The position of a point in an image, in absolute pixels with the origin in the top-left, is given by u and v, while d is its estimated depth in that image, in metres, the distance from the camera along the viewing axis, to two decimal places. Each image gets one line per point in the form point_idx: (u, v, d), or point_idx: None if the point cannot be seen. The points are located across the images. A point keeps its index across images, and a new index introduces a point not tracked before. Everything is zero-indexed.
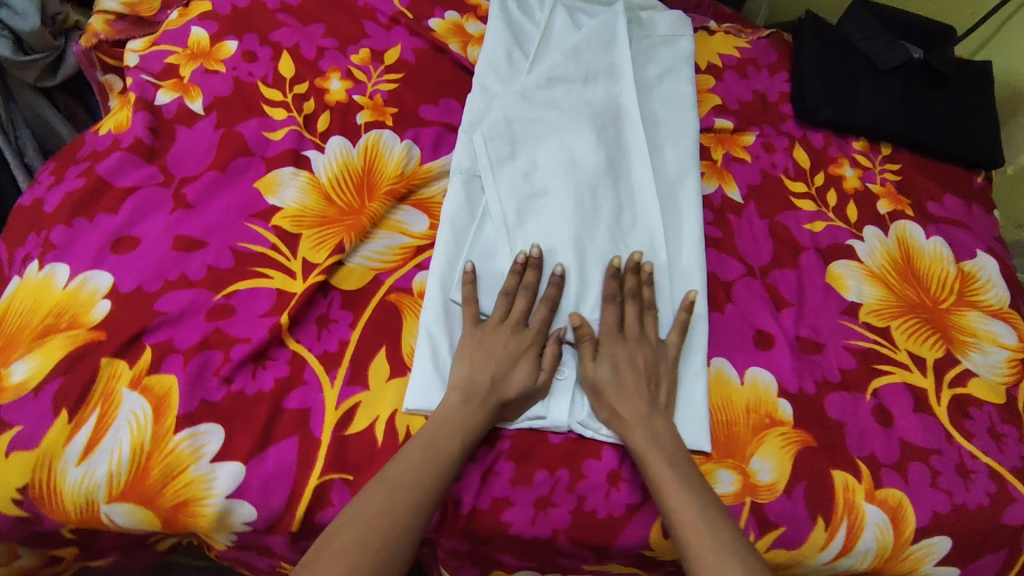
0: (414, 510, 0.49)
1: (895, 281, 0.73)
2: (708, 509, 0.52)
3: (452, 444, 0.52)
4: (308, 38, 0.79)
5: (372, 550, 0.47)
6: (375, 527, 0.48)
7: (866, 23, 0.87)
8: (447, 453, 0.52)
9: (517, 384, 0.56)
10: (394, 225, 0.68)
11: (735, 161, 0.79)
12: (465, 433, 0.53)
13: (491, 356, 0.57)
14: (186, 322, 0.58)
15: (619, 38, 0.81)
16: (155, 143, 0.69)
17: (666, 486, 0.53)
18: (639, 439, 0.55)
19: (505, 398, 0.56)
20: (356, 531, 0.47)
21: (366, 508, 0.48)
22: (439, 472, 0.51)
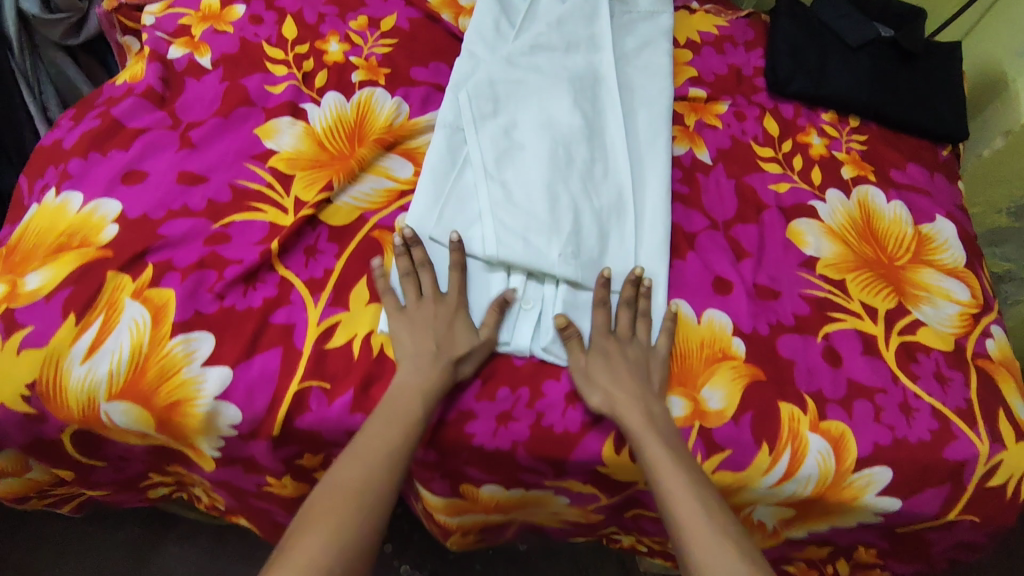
0: (385, 474, 0.52)
1: (854, 239, 0.77)
2: (703, 492, 0.54)
3: (410, 407, 0.56)
4: (311, 5, 0.85)
5: (344, 512, 0.49)
6: (346, 500, 0.50)
7: (836, 5, 0.92)
8: (410, 415, 0.55)
9: (461, 342, 0.60)
10: (381, 171, 0.73)
11: (706, 127, 0.84)
12: (421, 396, 0.57)
13: (428, 324, 0.60)
14: (186, 246, 0.64)
15: (601, 12, 0.86)
16: (166, 92, 0.75)
17: (664, 469, 0.55)
18: (637, 420, 0.58)
19: (455, 356, 0.59)
20: (339, 495, 0.50)
21: (341, 480, 0.51)
22: (405, 435, 0.55)
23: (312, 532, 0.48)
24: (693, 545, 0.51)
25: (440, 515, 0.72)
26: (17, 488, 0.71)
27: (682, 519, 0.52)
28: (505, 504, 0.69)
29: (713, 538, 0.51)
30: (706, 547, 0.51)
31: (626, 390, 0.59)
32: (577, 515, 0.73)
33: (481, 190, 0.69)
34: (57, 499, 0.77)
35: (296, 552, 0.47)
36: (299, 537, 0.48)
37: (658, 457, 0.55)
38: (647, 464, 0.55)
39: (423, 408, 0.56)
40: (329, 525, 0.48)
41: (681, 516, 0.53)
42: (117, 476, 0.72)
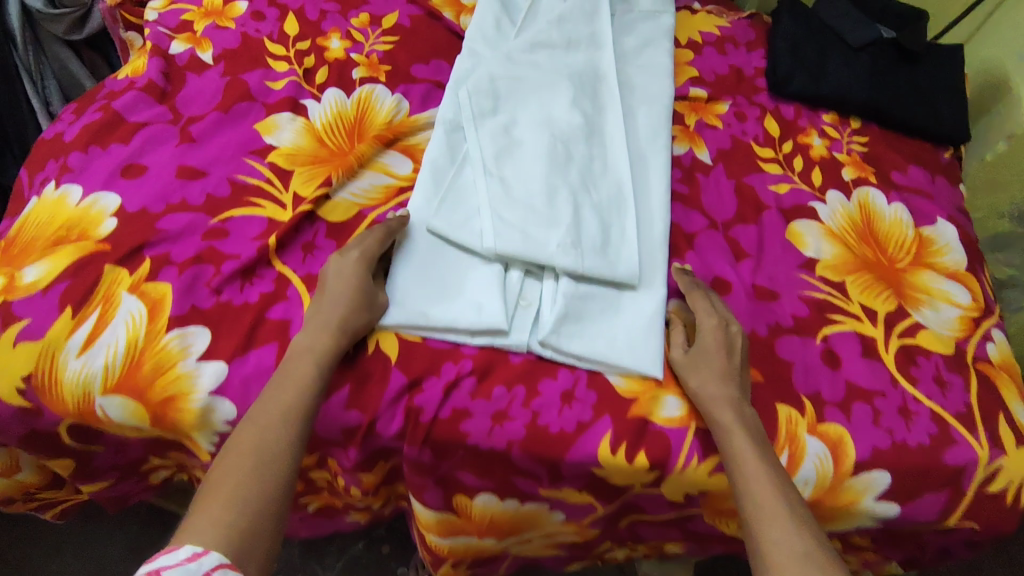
0: (279, 432, 0.52)
1: (854, 240, 0.76)
2: (787, 489, 0.54)
3: (304, 368, 0.56)
4: (313, 2, 0.85)
5: (239, 473, 0.49)
6: (243, 463, 0.50)
7: (838, 4, 0.91)
8: (304, 375, 0.55)
9: (359, 302, 0.60)
10: (380, 167, 0.73)
11: (707, 127, 0.83)
12: (316, 358, 0.56)
13: (336, 284, 0.60)
14: (184, 240, 0.64)
15: (601, 10, 0.86)
16: (167, 86, 0.75)
17: (750, 463, 0.55)
18: (727, 416, 0.58)
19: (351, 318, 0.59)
20: (232, 458, 0.50)
21: (238, 443, 0.51)
22: (297, 394, 0.54)
23: (213, 494, 0.48)
24: (771, 529, 0.51)
25: (432, 536, 0.71)
26: (9, 488, 0.71)
27: (761, 508, 0.53)
28: (499, 522, 0.69)
29: (793, 523, 0.51)
30: (785, 532, 0.51)
31: (719, 389, 0.59)
32: (571, 532, 0.73)
33: (479, 185, 0.69)
34: (41, 504, 0.77)
35: (200, 515, 0.47)
36: (202, 502, 0.48)
37: (744, 453, 0.56)
38: (732, 457, 0.56)
39: (316, 368, 0.56)
40: (229, 486, 0.49)
41: (765, 504, 0.53)
42: (118, 459, 0.69)
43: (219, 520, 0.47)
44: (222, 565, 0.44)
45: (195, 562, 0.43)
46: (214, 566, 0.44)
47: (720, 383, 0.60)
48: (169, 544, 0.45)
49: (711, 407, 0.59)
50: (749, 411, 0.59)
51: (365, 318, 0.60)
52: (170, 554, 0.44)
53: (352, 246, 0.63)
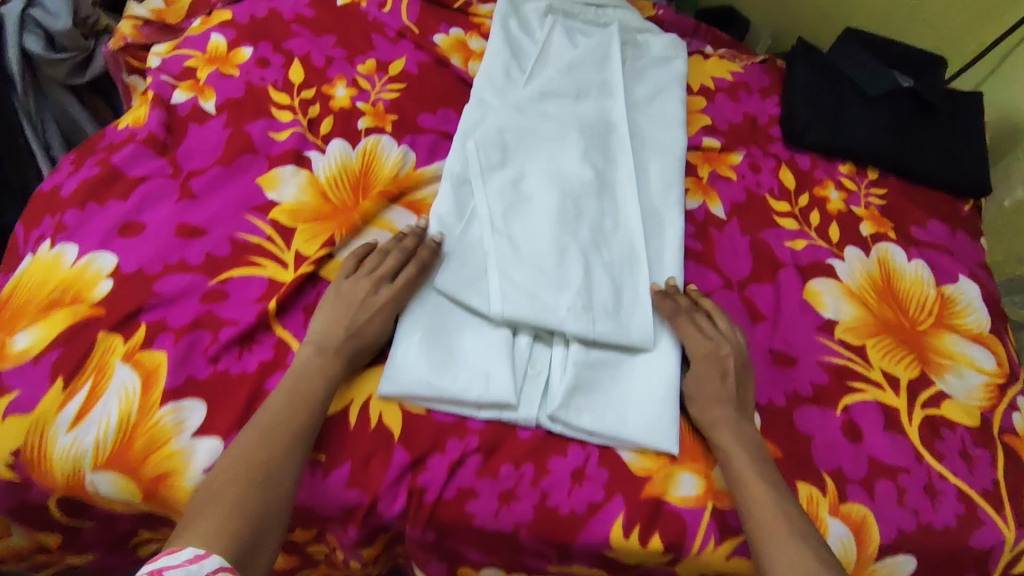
0: (285, 445, 0.53)
1: (874, 301, 0.74)
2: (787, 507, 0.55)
3: (313, 381, 0.57)
4: (318, 48, 0.83)
5: (241, 482, 0.51)
6: (248, 471, 0.52)
7: (854, 52, 0.90)
8: (313, 392, 0.56)
9: (372, 330, 0.60)
10: (385, 223, 0.71)
11: (720, 179, 0.81)
12: (324, 381, 0.57)
13: (339, 304, 0.61)
14: (181, 304, 0.62)
15: (612, 57, 0.84)
16: (168, 138, 0.73)
17: (751, 480, 0.56)
18: (726, 437, 0.59)
19: (360, 346, 0.59)
20: (231, 465, 0.52)
21: (240, 451, 0.52)
22: (304, 408, 0.55)
23: (217, 500, 0.50)
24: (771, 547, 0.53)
25: None
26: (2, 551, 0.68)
27: (760, 524, 0.54)
28: None
29: (790, 542, 0.53)
30: (781, 551, 0.53)
31: (716, 409, 0.61)
32: None
33: (486, 244, 0.67)
34: (34, 565, 0.73)
35: (203, 518, 0.49)
36: (205, 507, 0.50)
37: (744, 469, 0.57)
38: (733, 476, 0.57)
39: (323, 389, 0.56)
40: (231, 493, 0.51)
41: (763, 522, 0.54)
42: (106, 535, 0.68)
43: (222, 526, 0.49)
44: (222, 569, 0.47)
45: (197, 564, 0.46)
46: (214, 569, 0.46)
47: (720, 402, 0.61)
48: (168, 546, 0.48)
49: (709, 425, 0.60)
50: (749, 428, 0.60)
51: (371, 338, 0.60)
52: (173, 555, 0.46)
53: (365, 271, 0.63)
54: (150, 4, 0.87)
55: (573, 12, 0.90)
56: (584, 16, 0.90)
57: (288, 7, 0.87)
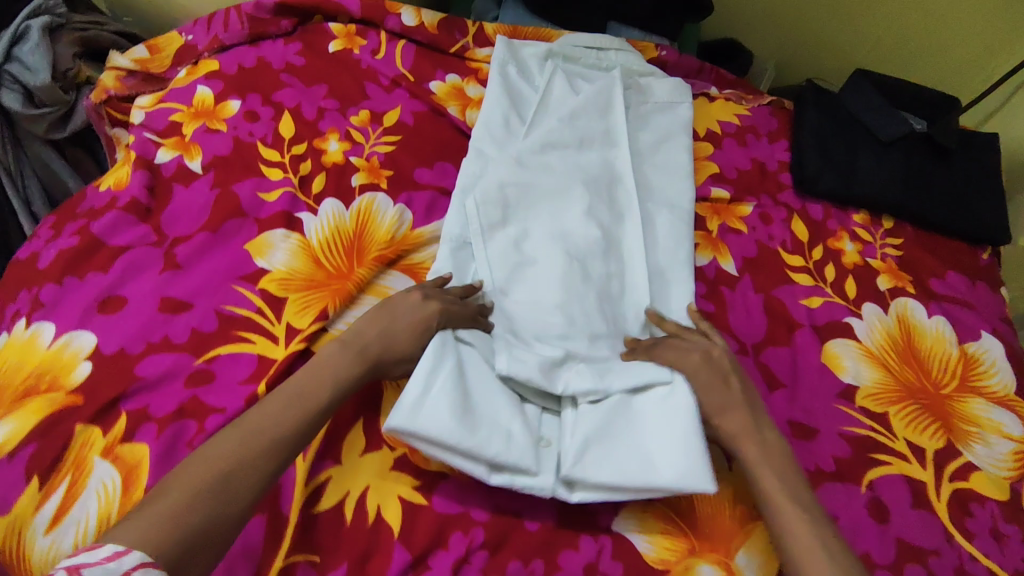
0: (271, 447, 0.46)
1: (895, 363, 0.70)
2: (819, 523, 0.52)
3: (319, 387, 0.51)
4: (309, 99, 0.80)
5: (209, 477, 0.43)
6: (221, 466, 0.44)
7: (865, 94, 0.87)
8: (315, 401, 0.50)
9: (405, 348, 0.57)
10: (380, 290, 0.67)
11: (730, 232, 0.78)
12: (334, 383, 0.52)
13: (386, 313, 0.58)
14: (165, 387, 0.58)
15: (616, 105, 0.80)
16: (152, 203, 0.70)
17: (780, 499, 0.53)
18: (752, 451, 0.55)
19: (386, 359, 0.56)
20: (205, 464, 0.44)
21: (216, 450, 0.45)
22: (302, 413, 0.49)
23: (176, 487, 0.42)
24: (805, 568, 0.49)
25: None
26: None
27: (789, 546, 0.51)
28: None
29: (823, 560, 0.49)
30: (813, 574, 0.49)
31: (730, 422, 0.57)
32: None
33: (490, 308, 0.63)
34: None
35: (158, 502, 0.41)
36: (156, 498, 0.42)
37: (769, 486, 0.54)
38: (760, 491, 0.54)
39: (329, 397, 0.51)
40: (199, 480, 0.43)
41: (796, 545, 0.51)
42: None
43: (176, 517, 0.41)
44: (144, 565, 0.38)
45: (115, 561, 0.37)
46: (136, 565, 0.37)
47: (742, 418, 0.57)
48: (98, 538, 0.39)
49: (732, 438, 0.56)
50: (774, 445, 0.56)
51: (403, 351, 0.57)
52: (92, 551, 0.38)
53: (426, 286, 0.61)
54: (133, 53, 0.84)
55: (573, 56, 0.86)
56: (585, 61, 0.86)
57: (277, 56, 0.83)
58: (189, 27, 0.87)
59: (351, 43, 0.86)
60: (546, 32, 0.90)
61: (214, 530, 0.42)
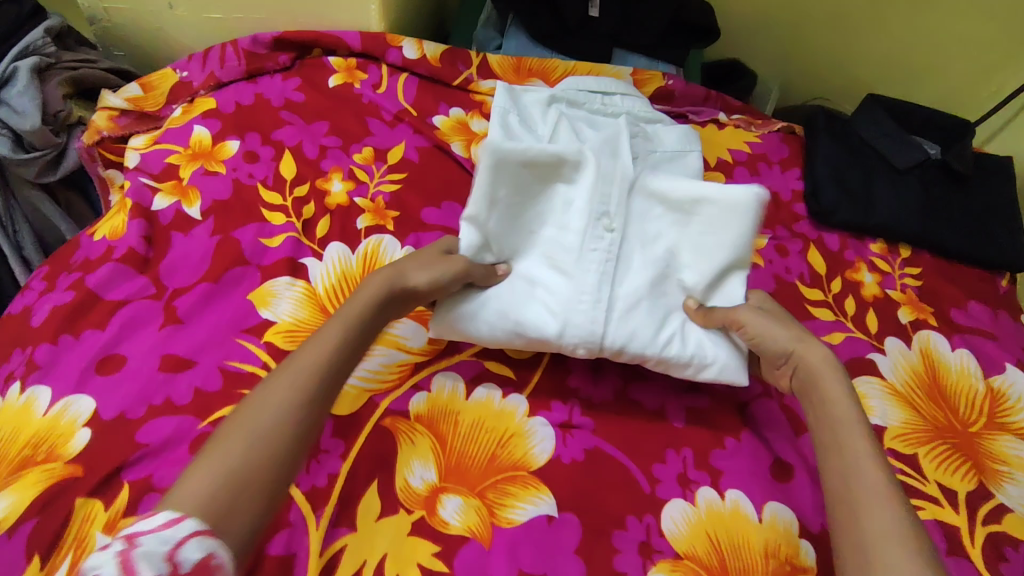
0: (295, 390, 0.45)
1: (921, 401, 0.69)
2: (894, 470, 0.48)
3: (331, 333, 0.49)
4: (310, 137, 0.78)
5: (242, 433, 0.42)
6: (261, 410, 0.43)
7: (878, 120, 0.86)
8: (328, 340, 0.48)
9: (425, 280, 0.56)
10: (390, 339, 0.65)
11: (747, 266, 0.75)
12: (357, 322, 0.50)
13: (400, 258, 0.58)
14: (169, 454, 0.56)
15: (622, 147, 0.72)
16: (149, 253, 0.67)
17: (863, 457, 0.49)
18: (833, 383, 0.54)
19: (411, 287, 0.55)
20: (241, 423, 0.42)
21: (262, 396, 0.44)
22: (318, 354, 0.47)
23: (231, 436, 0.42)
24: (862, 514, 0.46)
25: None
26: None
27: (857, 492, 0.47)
28: None
29: (895, 509, 0.46)
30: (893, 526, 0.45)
31: (831, 385, 0.54)
32: None
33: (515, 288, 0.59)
34: None
35: (206, 464, 0.40)
36: (196, 467, 0.40)
37: (853, 447, 0.50)
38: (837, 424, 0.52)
39: (352, 332, 0.49)
40: (253, 429, 0.42)
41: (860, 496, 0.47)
42: None
43: (225, 470, 0.40)
44: (198, 534, 0.37)
45: (172, 528, 0.36)
46: (191, 533, 0.36)
47: (820, 360, 0.56)
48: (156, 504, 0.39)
49: (811, 379, 0.55)
50: (854, 405, 0.53)
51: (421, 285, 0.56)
52: (147, 519, 0.37)
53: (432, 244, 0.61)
54: (126, 91, 0.81)
55: (576, 101, 0.83)
56: (589, 105, 0.83)
57: (276, 92, 0.81)
58: (184, 64, 0.84)
59: (352, 77, 0.83)
60: (552, 62, 0.89)
61: (251, 490, 0.40)
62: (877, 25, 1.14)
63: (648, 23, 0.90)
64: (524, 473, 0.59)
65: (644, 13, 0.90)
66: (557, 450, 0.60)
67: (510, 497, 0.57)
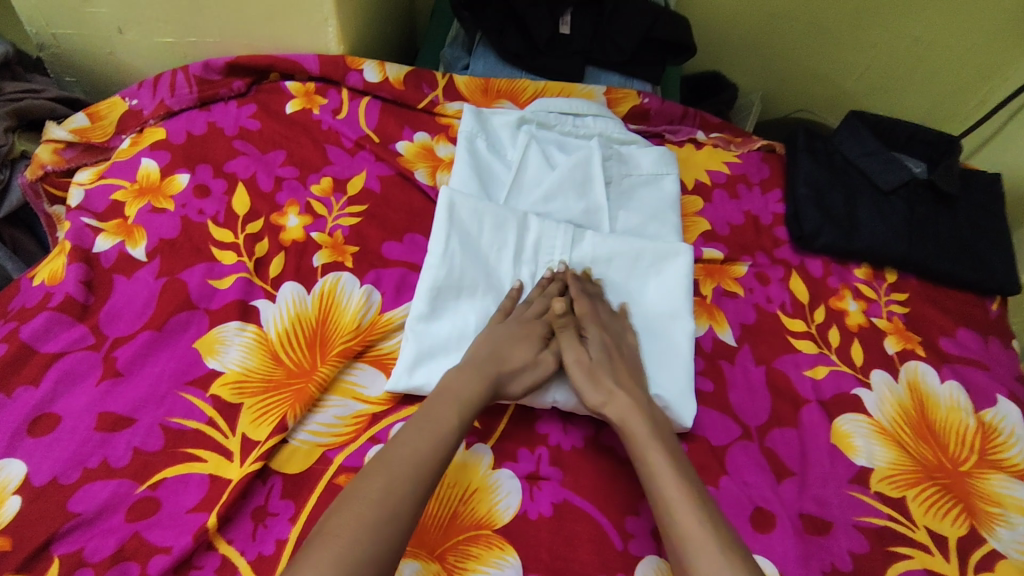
0: (414, 479, 0.48)
1: (909, 439, 0.65)
2: (708, 506, 0.49)
3: (448, 421, 0.52)
4: (265, 168, 0.74)
5: (370, 519, 0.44)
6: (376, 498, 0.46)
7: (862, 138, 0.83)
8: (446, 425, 0.52)
9: (518, 359, 0.58)
10: (346, 389, 0.61)
11: (725, 296, 0.72)
12: (459, 402, 0.54)
13: (490, 338, 0.60)
14: (103, 524, 0.52)
15: (594, 178, 0.73)
16: (89, 299, 0.63)
17: (686, 517, 0.48)
18: (641, 429, 0.54)
19: (502, 370, 0.57)
20: (357, 511, 0.45)
21: (367, 486, 0.46)
22: (432, 441, 0.50)
23: (344, 524, 0.44)
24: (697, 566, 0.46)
25: None
26: None
27: (685, 546, 0.47)
28: None
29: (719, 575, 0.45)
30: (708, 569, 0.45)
31: (655, 457, 0.52)
32: None
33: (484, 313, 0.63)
34: None
35: (320, 554, 0.42)
36: (315, 549, 0.42)
37: (680, 507, 0.49)
38: (646, 473, 0.52)
39: (460, 419, 0.53)
40: (367, 512, 0.45)
41: (690, 553, 0.46)
42: None
43: (347, 556, 0.42)
44: None
45: None
46: None
47: (633, 410, 0.56)
48: None
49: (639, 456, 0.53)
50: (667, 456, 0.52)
51: (518, 364, 0.58)
52: None
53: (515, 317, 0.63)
54: (72, 122, 0.77)
55: (547, 122, 0.79)
56: (560, 128, 0.79)
57: (230, 120, 0.77)
58: (134, 91, 0.80)
59: (311, 103, 0.80)
60: (521, 82, 0.85)
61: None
62: (862, 35, 1.11)
63: (620, 40, 0.87)
64: (487, 532, 0.54)
65: (617, 31, 0.86)
66: (524, 505, 0.56)
67: (471, 559, 0.53)
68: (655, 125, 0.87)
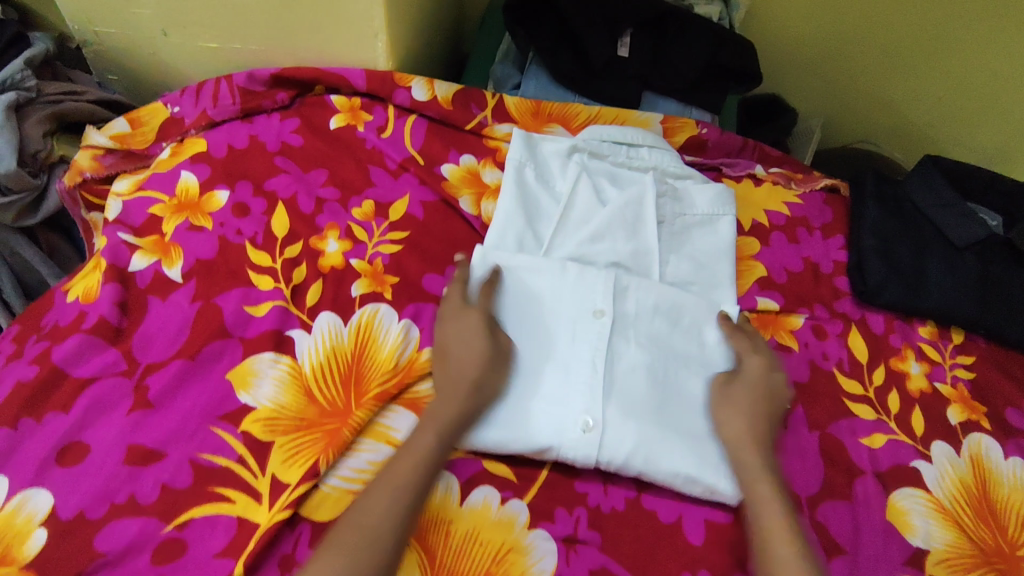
0: (393, 501, 0.50)
1: (968, 519, 0.61)
2: (807, 545, 0.52)
3: (424, 444, 0.53)
4: (306, 187, 0.72)
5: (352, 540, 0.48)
6: (359, 528, 0.48)
7: (936, 187, 0.79)
8: (422, 449, 0.53)
9: (479, 359, 0.58)
10: (380, 433, 0.58)
11: (778, 349, 0.68)
12: (437, 424, 0.54)
13: (455, 342, 0.59)
14: (129, 565, 0.50)
15: (645, 219, 0.69)
16: (123, 322, 0.62)
17: (784, 551, 0.51)
18: (752, 458, 0.56)
19: (473, 379, 0.57)
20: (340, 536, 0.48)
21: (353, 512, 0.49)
22: (412, 468, 0.52)
23: (330, 546, 0.48)
24: None
25: None
26: None
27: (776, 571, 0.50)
28: None
29: None
30: None
31: (762, 487, 0.54)
32: None
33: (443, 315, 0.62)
34: None
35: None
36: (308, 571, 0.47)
37: (778, 538, 0.52)
38: (751, 499, 0.54)
39: (439, 440, 0.53)
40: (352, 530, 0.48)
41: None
42: None
43: None
44: None
45: None
46: None
47: (746, 438, 0.57)
48: None
49: (746, 480, 0.55)
50: (776, 489, 0.54)
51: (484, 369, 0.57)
52: None
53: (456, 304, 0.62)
54: (112, 128, 0.76)
55: (599, 152, 0.75)
56: (613, 158, 0.75)
57: (272, 134, 0.75)
58: (176, 97, 0.78)
59: (355, 118, 0.77)
60: (574, 107, 0.81)
61: None
62: (932, 66, 1.06)
63: (680, 66, 0.83)
64: None
65: (677, 56, 0.83)
66: (559, 569, 0.53)
67: None
68: (713, 158, 0.83)
